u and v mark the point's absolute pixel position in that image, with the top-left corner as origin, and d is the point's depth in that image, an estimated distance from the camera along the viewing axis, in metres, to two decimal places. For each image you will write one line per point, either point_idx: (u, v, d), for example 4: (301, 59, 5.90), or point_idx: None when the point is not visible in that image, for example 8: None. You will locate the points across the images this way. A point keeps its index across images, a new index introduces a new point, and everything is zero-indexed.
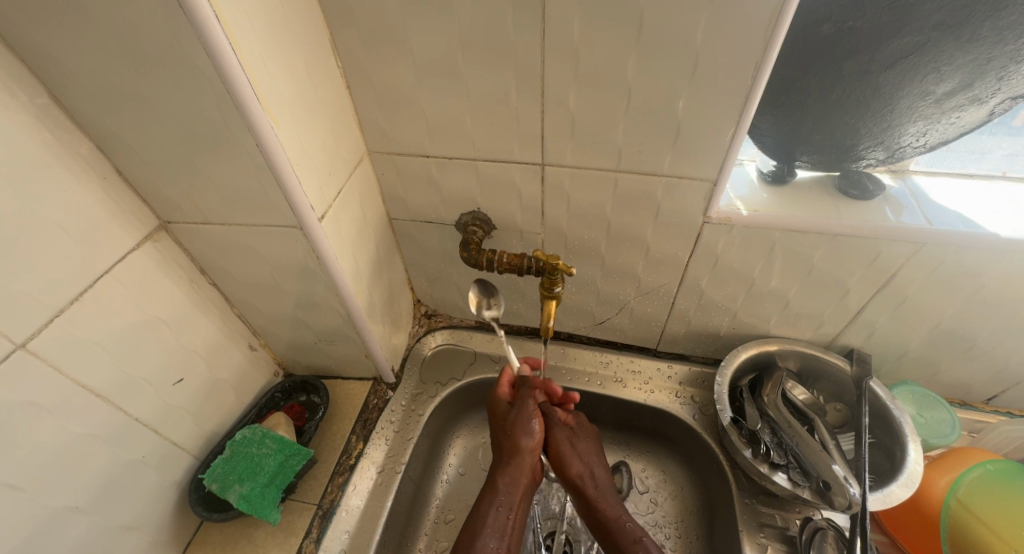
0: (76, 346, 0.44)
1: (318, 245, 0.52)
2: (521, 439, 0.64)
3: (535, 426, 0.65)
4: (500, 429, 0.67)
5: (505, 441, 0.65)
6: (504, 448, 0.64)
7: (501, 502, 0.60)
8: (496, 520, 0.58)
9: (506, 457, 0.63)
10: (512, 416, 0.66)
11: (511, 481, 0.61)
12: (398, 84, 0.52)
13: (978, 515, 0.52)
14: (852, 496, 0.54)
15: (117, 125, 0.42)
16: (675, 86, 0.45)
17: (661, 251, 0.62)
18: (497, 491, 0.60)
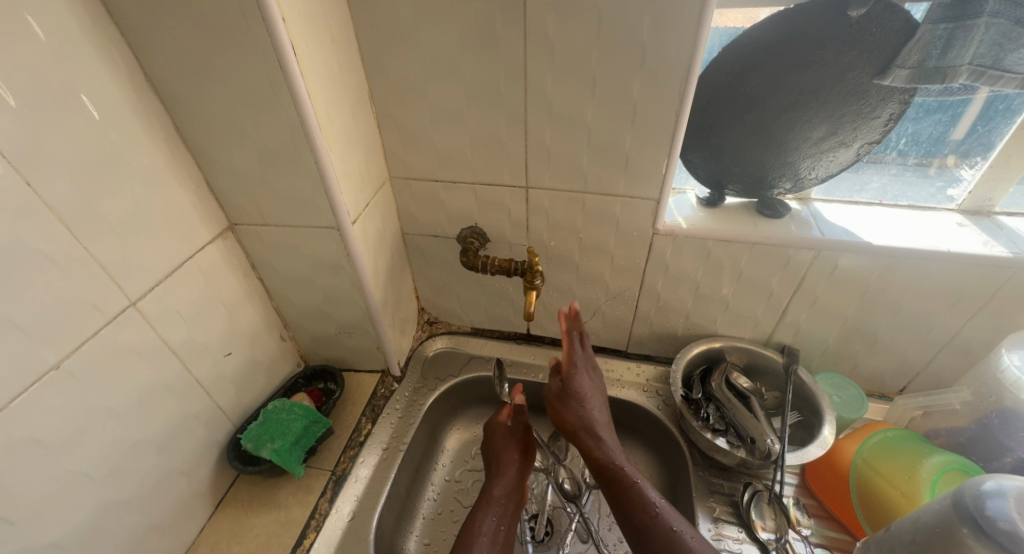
0: (164, 309, 0.57)
1: (349, 245, 0.66)
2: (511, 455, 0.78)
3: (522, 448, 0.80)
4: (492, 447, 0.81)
5: (498, 457, 0.79)
6: (498, 461, 0.78)
7: (494, 510, 0.72)
8: (488, 527, 0.70)
9: (497, 468, 0.77)
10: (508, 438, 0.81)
11: (504, 493, 0.74)
12: (418, 124, 0.68)
13: (869, 459, 0.65)
14: (773, 449, 0.67)
15: (215, 149, 0.57)
16: (622, 129, 0.61)
17: (623, 259, 0.77)
18: (491, 500, 0.73)
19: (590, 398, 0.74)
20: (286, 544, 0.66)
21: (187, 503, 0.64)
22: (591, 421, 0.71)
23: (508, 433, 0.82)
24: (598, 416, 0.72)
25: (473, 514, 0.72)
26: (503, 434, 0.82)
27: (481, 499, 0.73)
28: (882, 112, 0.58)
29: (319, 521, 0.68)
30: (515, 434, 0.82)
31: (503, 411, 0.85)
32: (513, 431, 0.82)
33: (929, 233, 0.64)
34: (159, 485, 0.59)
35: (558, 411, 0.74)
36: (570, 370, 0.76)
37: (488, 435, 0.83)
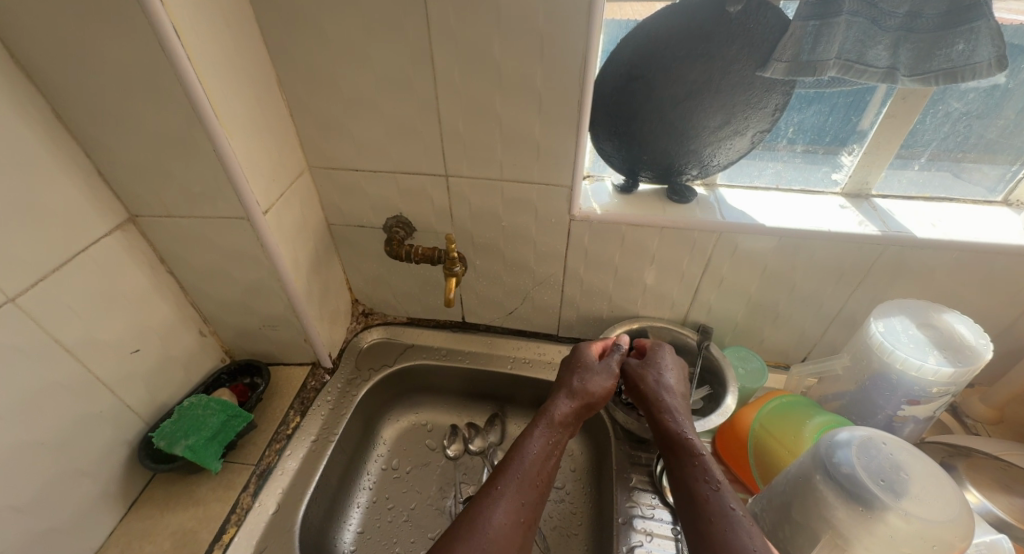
0: (53, 305, 0.54)
1: (261, 234, 0.65)
2: (584, 384, 0.67)
3: (607, 380, 0.68)
4: (570, 370, 0.70)
5: (573, 382, 0.68)
6: (564, 383, 0.69)
7: (551, 435, 0.62)
8: (537, 446, 0.61)
9: (566, 391, 0.67)
10: (589, 369, 0.69)
11: (566, 419, 0.64)
12: (330, 113, 0.68)
13: (765, 424, 0.70)
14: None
15: (105, 136, 0.55)
16: (531, 117, 0.63)
17: (545, 245, 0.79)
18: (546, 423, 0.63)
19: (659, 367, 0.68)
20: (204, 540, 0.65)
21: (93, 504, 0.61)
22: (664, 392, 0.65)
23: (592, 366, 0.70)
24: (672, 385, 0.66)
25: (529, 427, 0.63)
26: (588, 364, 0.70)
27: (540, 417, 0.64)
28: (769, 103, 0.63)
29: (241, 515, 0.67)
30: (601, 367, 0.70)
31: (593, 346, 0.74)
32: (600, 365, 0.70)
33: (816, 214, 0.70)
34: (57, 488, 0.57)
35: (631, 373, 0.69)
36: (653, 346, 0.73)
37: (571, 357, 0.72)
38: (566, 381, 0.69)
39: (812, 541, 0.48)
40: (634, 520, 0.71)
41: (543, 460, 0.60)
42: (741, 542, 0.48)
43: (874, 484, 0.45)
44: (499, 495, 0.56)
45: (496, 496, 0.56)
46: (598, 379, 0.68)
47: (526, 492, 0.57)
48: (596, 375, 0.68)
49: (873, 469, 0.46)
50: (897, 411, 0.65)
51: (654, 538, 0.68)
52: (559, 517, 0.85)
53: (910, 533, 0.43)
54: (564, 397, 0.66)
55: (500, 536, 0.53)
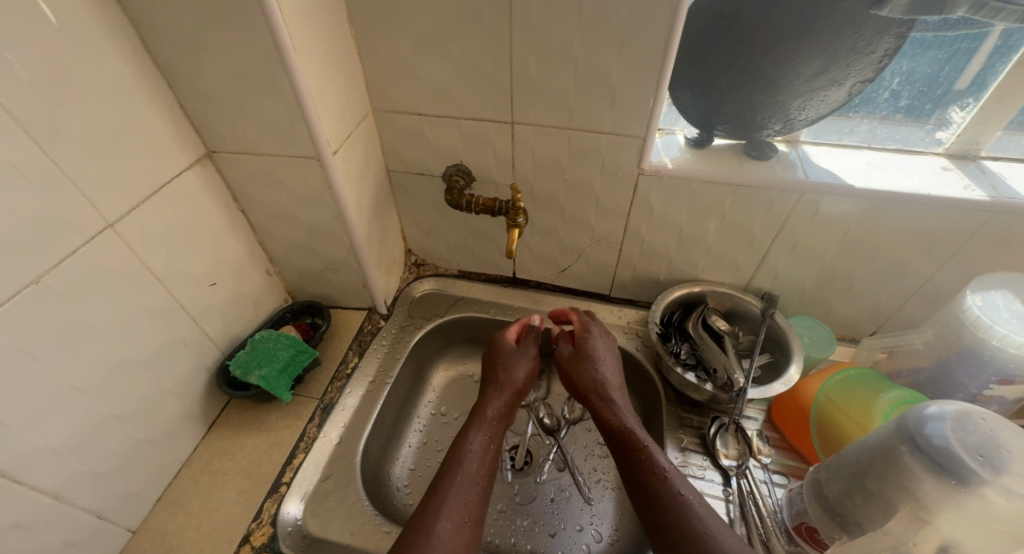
0: (143, 233, 0.57)
1: (330, 176, 0.65)
2: (511, 374, 0.74)
3: (521, 373, 0.75)
4: (497, 365, 0.75)
5: (499, 376, 0.74)
6: (497, 378, 0.74)
7: (487, 431, 0.67)
8: (479, 443, 0.64)
9: (499, 387, 0.72)
10: (511, 358, 0.76)
11: (498, 412, 0.69)
12: (399, 53, 0.66)
13: (831, 396, 0.68)
14: (737, 380, 0.70)
15: (187, 69, 0.55)
16: (611, 59, 0.59)
17: (607, 200, 0.77)
18: (486, 419, 0.68)
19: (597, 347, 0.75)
20: (276, 462, 0.69)
21: (179, 422, 0.66)
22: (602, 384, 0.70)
23: (512, 353, 0.76)
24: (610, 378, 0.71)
25: (463, 430, 0.66)
26: (506, 353, 0.77)
27: (476, 415, 0.69)
28: (878, 47, 0.57)
29: (308, 444, 0.72)
30: (522, 351, 0.77)
31: (510, 331, 0.81)
32: (518, 352, 0.77)
33: (912, 177, 0.64)
34: (150, 404, 0.61)
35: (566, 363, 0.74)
36: (583, 334, 0.77)
37: (491, 354, 0.78)
38: (488, 378, 0.74)
39: (889, 513, 0.47)
40: None
41: (484, 456, 0.64)
42: (711, 538, 0.51)
43: (971, 459, 0.43)
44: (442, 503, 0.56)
45: (446, 493, 0.57)
46: (520, 365, 0.75)
47: (466, 491, 0.59)
48: (518, 364, 0.75)
49: (971, 444, 0.43)
50: (982, 390, 0.61)
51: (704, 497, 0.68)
52: (602, 471, 0.87)
53: (1009, 511, 0.41)
54: (494, 396, 0.71)
55: (449, 537, 0.54)
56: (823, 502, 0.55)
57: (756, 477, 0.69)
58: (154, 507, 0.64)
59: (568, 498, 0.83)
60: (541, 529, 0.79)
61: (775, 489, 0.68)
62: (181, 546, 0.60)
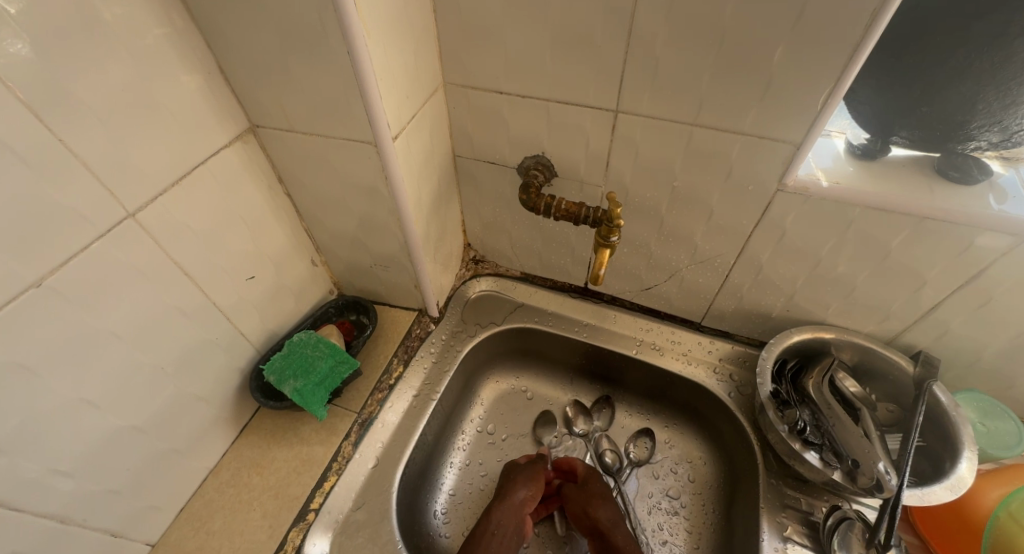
0: (172, 223, 0.48)
1: (388, 166, 0.54)
2: (518, 487, 0.68)
3: (528, 483, 0.69)
4: (504, 479, 0.71)
5: (506, 491, 0.68)
6: (503, 489, 0.69)
7: (505, 527, 0.64)
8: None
9: (506, 498, 0.67)
10: (519, 472, 0.70)
11: (500, 522, 0.64)
12: (484, 13, 0.52)
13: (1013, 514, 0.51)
14: (888, 483, 0.53)
15: (226, 24, 0.45)
16: (776, 32, 0.42)
17: (724, 217, 0.60)
18: (491, 528, 0.64)
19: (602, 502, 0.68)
20: (306, 483, 0.62)
21: (207, 428, 0.60)
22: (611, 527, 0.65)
23: (521, 466, 0.72)
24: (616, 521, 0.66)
25: (485, 513, 0.66)
26: (515, 467, 0.72)
27: (482, 520, 0.65)
28: None
29: (341, 465, 0.64)
30: (528, 469, 0.71)
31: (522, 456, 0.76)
32: (526, 467, 0.71)
33: None
34: (175, 412, 0.54)
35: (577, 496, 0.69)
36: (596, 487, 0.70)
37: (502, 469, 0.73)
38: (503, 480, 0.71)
39: None
40: None
41: None
42: None
43: None
44: None
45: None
46: (525, 479, 0.69)
47: None
48: (524, 480, 0.69)
49: None
50: None
51: None
52: (670, 531, 0.73)
53: None
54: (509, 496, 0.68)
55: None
56: None
57: None
58: (176, 519, 0.58)
59: None
60: None
61: None
62: None
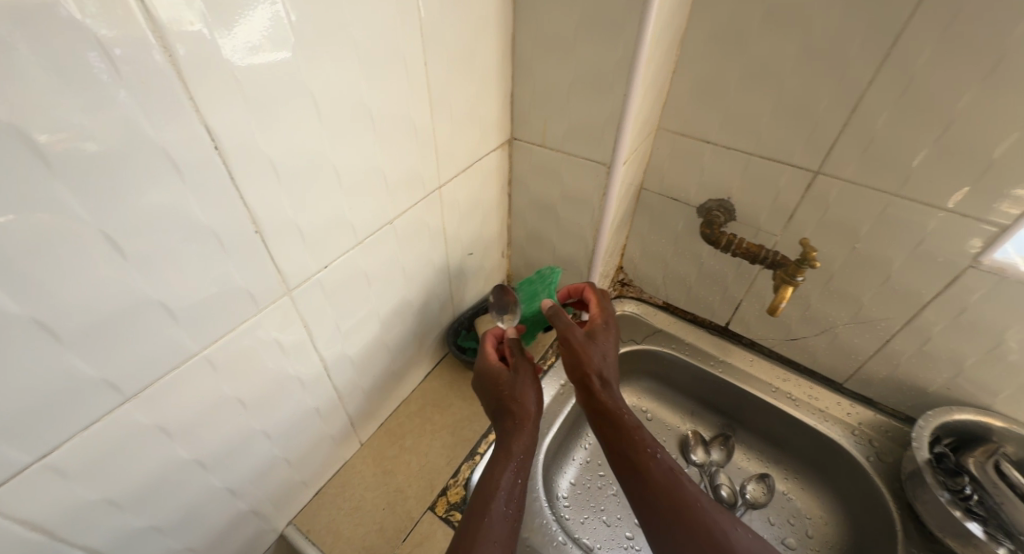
0: (451, 198, 0.64)
1: (610, 184, 0.66)
2: (528, 405, 0.56)
3: (530, 384, 0.58)
4: (500, 396, 0.58)
5: (513, 407, 0.56)
6: (512, 409, 0.56)
7: (515, 467, 0.53)
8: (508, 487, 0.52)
9: (520, 419, 0.56)
10: (512, 379, 0.58)
11: (525, 450, 0.54)
12: (719, 77, 0.64)
13: None
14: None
15: (533, 64, 0.61)
16: (1007, 125, 0.49)
17: (900, 283, 0.65)
18: (512, 457, 0.53)
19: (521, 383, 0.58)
20: (475, 431, 0.73)
21: (411, 364, 0.74)
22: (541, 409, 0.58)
23: (512, 376, 0.58)
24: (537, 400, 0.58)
25: (487, 471, 0.53)
26: (503, 375, 0.59)
27: (500, 452, 0.54)
28: None
29: None
30: (523, 375, 0.59)
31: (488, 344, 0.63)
32: (517, 369, 0.59)
33: None
34: (403, 344, 0.69)
35: (578, 350, 0.58)
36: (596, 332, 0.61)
37: (485, 373, 0.60)
38: (490, 392, 0.59)
39: None
40: None
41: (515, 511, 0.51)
42: None
43: None
44: None
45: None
46: (523, 383, 0.58)
47: None
48: (525, 383, 0.58)
49: None
50: None
51: None
52: None
53: None
54: (506, 419, 0.56)
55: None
56: None
57: None
58: (378, 430, 0.72)
59: None
60: None
61: None
62: (395, 474, 0.67)
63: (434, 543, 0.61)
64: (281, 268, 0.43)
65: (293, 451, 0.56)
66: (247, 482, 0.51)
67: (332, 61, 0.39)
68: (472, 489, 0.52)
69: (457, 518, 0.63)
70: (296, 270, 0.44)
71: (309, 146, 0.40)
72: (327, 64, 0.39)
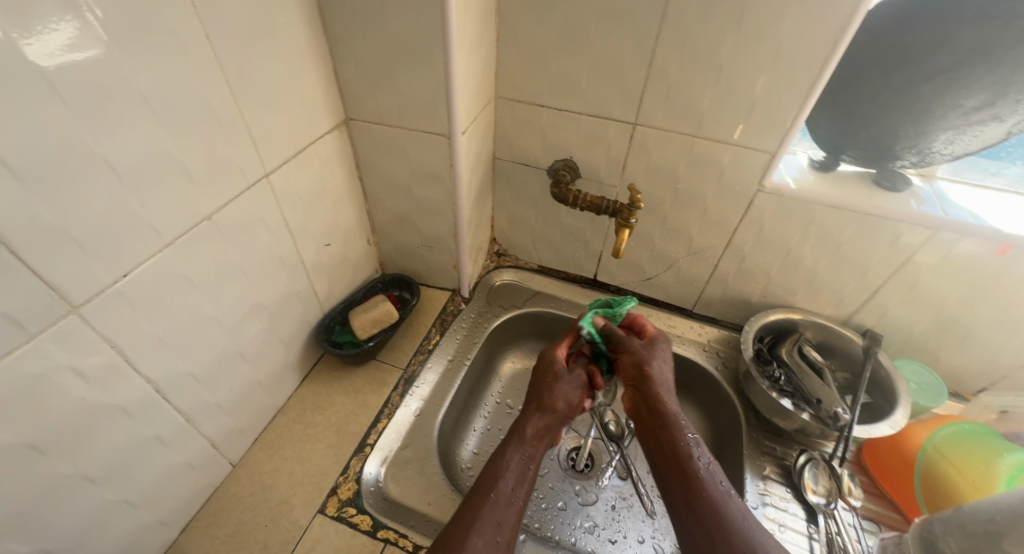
0: (287, 186, 0.60)
1: (454, 155, 0.67)
2: (558, 395, 0.65)
3: (578, 389, 0.67)
4: (541, 385, 0.66)
5: (544, 395, 0.65)
6: (540, 395, 0.65)
7: (525, 450, 0.59)
8: (515, 463, 0.57)
9: (543, 406, 0.63)
10: (562, 379, 0.67)
11: (538, 433, 0.61)
12: (537, 43, 0.68)
13: (940, 447, 0.64)
14: (842, 415, 0.68)
15: (350, 37, 0.59)
16: (759, 67, 0.59)
17: (715, 213, 0.75)
18: (524, 437, 0.60)
19: (567, 384, 0.67)
20: (362, 423, 0.71)
21: (282, 369, 0.70)
22: (567, 406, 0.65)
23: (565, 375, 0.67)
24: (575, 401, 0.66)
25: (500, 448, 0.59)
26: (557, 373, 0.68)
27: (514, 432, 0.61)
28: None
29: (391, 411, 0.73)
30: (571, 377, 0.68)
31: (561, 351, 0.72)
32: (569, 374, 0.68)
33: None
34: (264, 349, 0.64)
35: (636, 351, 0.67)
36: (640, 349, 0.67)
37: (539, 372, 0.69)
38: (534, 390, 0.66)
39: None
40: (765, 508, 0.68)
41: (523, 480, 0.56)
42: None
43: None
44: (473, 534, 0.49)
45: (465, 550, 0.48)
46: (566, 387, 0.66)
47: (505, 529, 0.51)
48: (565, 384, 0.66)
49: None
50: None
51: (787, 529, 0.65)
52: None
53: None
54: (535, 410, 0.63)
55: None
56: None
57: (842, 519, 0.66)
58: (252, 446, 0.67)
59: (630, 506, 0.81)
60: (600, 534, 0.77)
61: (866, 535, 0.65)
62: (276, 487, 0.63)
63: (326, 543, 0.59)
64: (53, 283, 0.38)
65: (138, 488, 0.50)
66: (72, 535, 0.44)
67: (68, 44, 0.35)
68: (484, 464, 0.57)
69: (349, 513, 0.61)
70: (78, 284, 0.40)
71: (55, 140, 0.36)
72: (59, 48, 0.35)
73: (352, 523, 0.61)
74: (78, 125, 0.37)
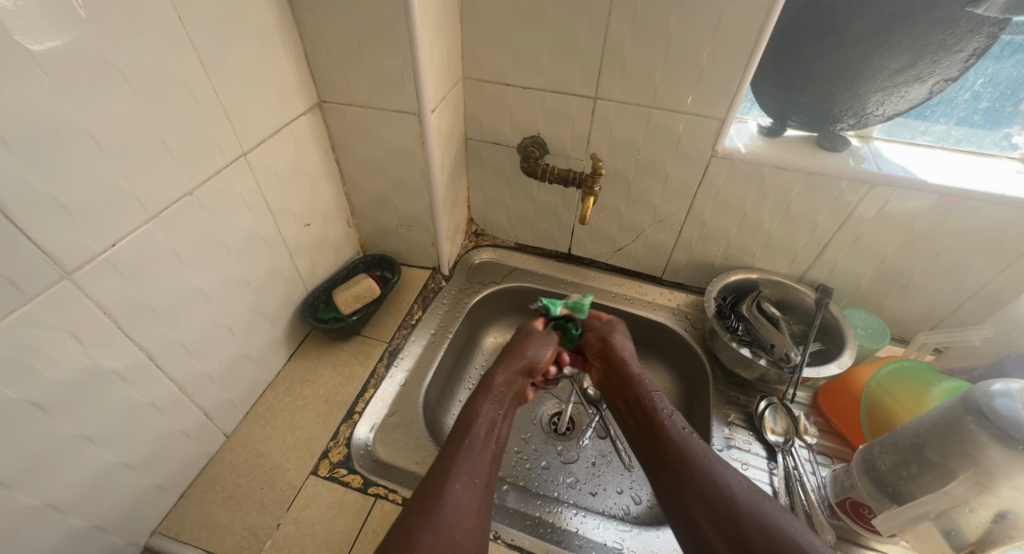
0: (265, 166, 0.63)
1: (425, 133, 0.70)
2: (529, 351, 0.73)
3: (549, 347, 0.75)
4: (515, 342, 0.75)
5: (516, 351, 0.72)
6: (513, 350, 0.73)
7: (493, 398, 0.65)
8: (486, 411, 0.62)
9: (512, 358, 0.71)
10: (535, 339, 0.75)
11: (506, 382, 0.67)
12: (499, 23, 0.71)
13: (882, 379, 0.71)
14: (793, 357, 0.75)
15: (319, 21, 0.62)
16: (703, 38, 0.64)
17: (675, 181, 0.80)
18: (493, 388, 0.66)
19: (536, 343, 0.75)
20: (350, 393, 0.75)
21: (270, 345, 0.72)
22: (535, 361, 0.72)
23: (537, 335, 0.76)
24: (543, 357, 0.73)
25: (471, 401, 0.63)
26: (530, 334, 0.76)
27: (484, 383, 0.67)
28: (968, 46, 0.61)
29: (377, 381, 0.77)
30: (543, 337, 0.76)
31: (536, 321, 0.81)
32: (542, 338, 0.76)
33: (978, 175, 0.68)
34: (250, 325, 0.67)
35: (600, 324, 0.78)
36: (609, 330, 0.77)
37: (515, 333, 0.77)
38: (505, 349, 0.73)
39: (947, 479, 0.52)
40: (730, 450, 0.73)
41: (494, 424, 0.61)
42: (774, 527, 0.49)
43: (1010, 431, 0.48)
44: (451, 468, 0.53)
45: (444, 493, 0.51)
46: (538, 347, 0.74)
47: (479, 467, 0.55)
48: (538, 346, 0.74)
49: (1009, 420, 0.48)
50: None
51: (749, 467, 0.71)
52: None
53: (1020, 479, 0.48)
54: (502, 366, 0.70)
55: (460, 497, 0.51)
56: (873, 474, 0.60)
57: (800, 455, 0.72)
58: (244, 418, 0.70)
59: (610, 462, 0.85)
60: (581, 488, 0.82)
61: (819, 468, 0.71)
62: (269, 454, 0.66)
63: (319, 501, 0.62)
64: (48, 250, 0.41)
65: (135, 452, 0.53)
66: (76, 493, 0.48)
67: (40, 21, 0.37)
68: (457, 416, 0.61)
69: (341, 473, 0.65)
70: (70, 252, 0.43)
71: (45, 112, 0.39)
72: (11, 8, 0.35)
73: (343, 482, 0.64)
74: (66, 99, 0.40)
